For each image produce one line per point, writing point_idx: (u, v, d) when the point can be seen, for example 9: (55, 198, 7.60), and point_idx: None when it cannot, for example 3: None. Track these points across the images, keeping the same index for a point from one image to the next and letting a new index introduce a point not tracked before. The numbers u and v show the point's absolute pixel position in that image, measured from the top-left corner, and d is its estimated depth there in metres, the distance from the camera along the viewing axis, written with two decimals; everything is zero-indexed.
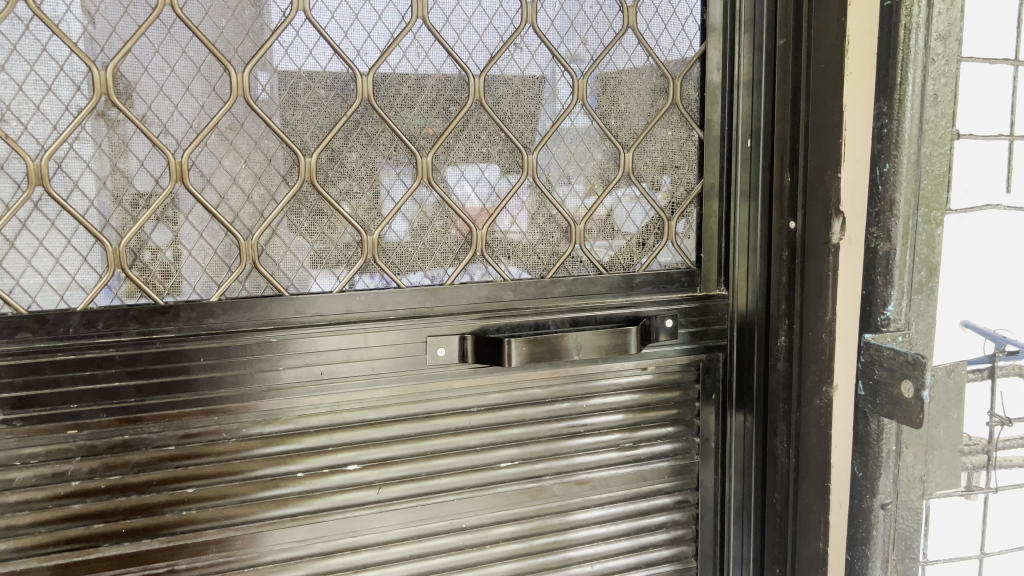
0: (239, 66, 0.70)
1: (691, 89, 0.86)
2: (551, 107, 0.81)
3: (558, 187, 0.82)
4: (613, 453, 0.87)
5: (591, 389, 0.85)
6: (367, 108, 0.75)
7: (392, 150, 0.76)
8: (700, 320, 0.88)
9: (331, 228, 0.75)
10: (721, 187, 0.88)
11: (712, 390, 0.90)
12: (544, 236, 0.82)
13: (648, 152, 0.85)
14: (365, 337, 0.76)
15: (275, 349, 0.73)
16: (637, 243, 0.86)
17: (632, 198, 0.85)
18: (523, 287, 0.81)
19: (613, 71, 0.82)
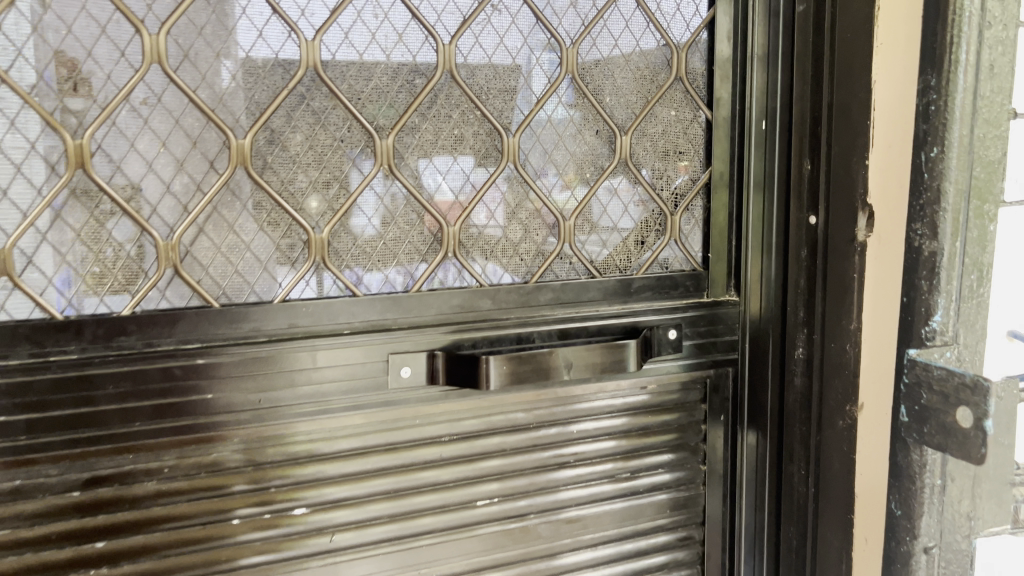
0: (154, 26, 0.57)
1: (698, 63, 0.74)
2: (535, 82, 0.68)
3: (543, 178, 0.70)
4: (608, 486, 0.75)
5: (582, 412, 0.73)
6: (314, 78, 0.62)
7: (345, 130, 0.63)
8: (706, 331, 0.76)
9: (271, 225, 0.62)
10: (732, 176, 0.76)
11: (722, 410, 0.78)
12: (528, 234, 0.70)
13: (648, 135, 0.73)
14: (314, 356, 0.63)
15: (203, 372, 0.60)
16: (635, 241, 0.74)
17: (629, 188, 0.73)
18: (503, 294, 0.69)
19: (608, 40, 0.70)
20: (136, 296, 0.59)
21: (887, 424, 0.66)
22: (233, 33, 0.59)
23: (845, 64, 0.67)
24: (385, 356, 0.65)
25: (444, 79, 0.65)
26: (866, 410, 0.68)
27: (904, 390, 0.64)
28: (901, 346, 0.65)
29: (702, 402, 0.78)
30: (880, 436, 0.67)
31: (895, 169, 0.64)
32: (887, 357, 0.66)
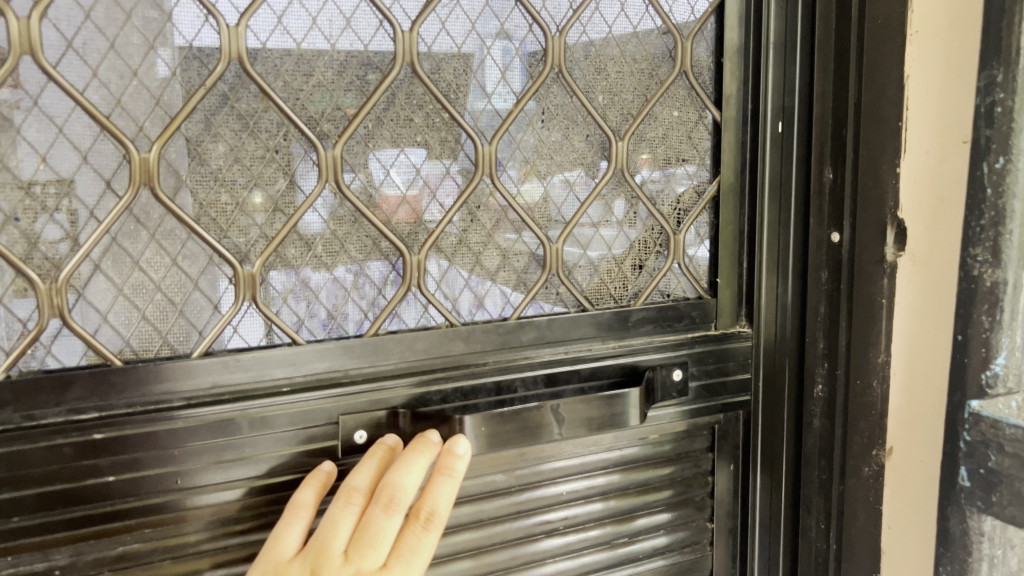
0: (23, 8, 0.42)
1: (704, 54, 0.62)
2: (513, 78, 0.55)
3: (522, 190, 0.57)
4: (601, 555, 0.63)
5: (572, 472, 0.61)
6: (239, 73, 0.48)
7: (280, 137, 0.50)
8: (715, 369, 0.65)
9: (187, 259, 0.49)
10: (742, 187, 0.64)
11: (732, 458, 0.68)
12: (507, 262, 0.57)
13: (647, 141, 0.61)
14: (246, 423, 0.50)
15: (104, 450, 0.47)
16: (631, 265, 0.62)
17: (624, 201, 0.61)
18: (478, 336, 0.56)
19: (599, 27, 0.58)
20: (11, 358, 0.45)
21: (932, 485, 0.56)
22: (132, 16, 0.46)
23: (875, 54, 0.56)
24: (336, 418, 0.53)
25: (404, 73, 0.52)
26: (896, 455, 0.57)
27: (966, 449, 0.53)
28: (953, 393, 0.54)
29: (709, 451, 0.67)
30: (914, 484, 0.57)
31: (946, 182, 0.53)
32: (924, 400, 0.56)
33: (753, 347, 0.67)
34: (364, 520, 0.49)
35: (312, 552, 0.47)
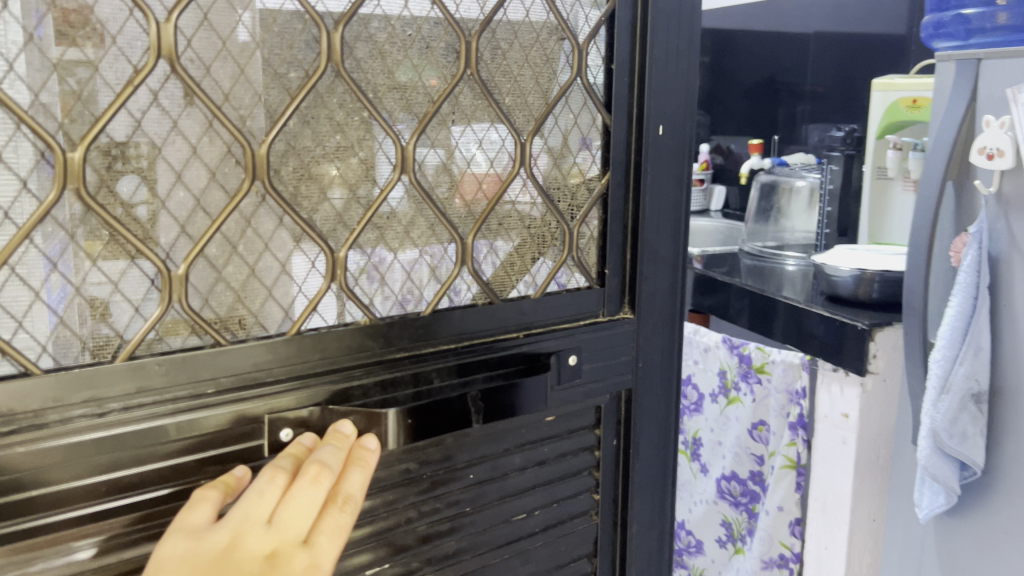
0: None
1: (596, 59, 0.60)
2: (427, 78, 0.52)
3: (438, 189, 0.54)
4: (506, 535, 0.61)
5: (478, 459, 0.58)
6: (169, 70, 0.43)
7: (207, 137, 0.45)
8: (607, 352, 0.63)
9: (107, 260, 0.43)
10: (627, 182, 0.63)
11: (615, 432, 0.66)
12: (422, 257, 0.55)
13: (547, 141, 0.59)
14: (173, 431, 0.45)
15: (25, 486, 0.41)
16: (530, 257, 0.60)
17: (528, 198, 0.59)
18: (393, 327, 0.53)
19: (506, 29, 0.56)
20: None
21: None
22: (55, 5, 0.40)
23: None
24: (260, 418, 0.47)
25: (328, 73, 0.48)
26: None
27: None
28: None
29: (595, 427, 0.65)
30: None
31: None
32: None
33: (637, 332, 0.64)
34: (297, 485, 0.46)
35: (233, 518, 0.44)
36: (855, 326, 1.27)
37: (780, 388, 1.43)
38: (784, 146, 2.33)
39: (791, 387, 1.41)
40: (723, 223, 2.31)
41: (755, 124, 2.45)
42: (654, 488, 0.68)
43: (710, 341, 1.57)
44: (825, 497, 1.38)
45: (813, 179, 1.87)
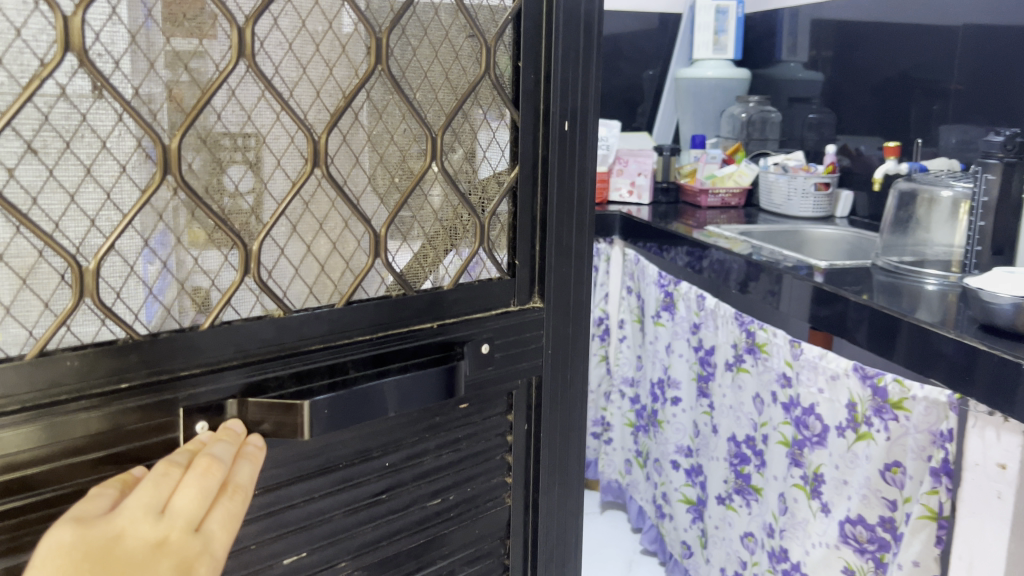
0: None
1: (504, 59, 0.65)
2: (339, 71, 0.55)
3: (350, 180, 0.58)
4: (418, 517, 0.67)
5: (397, 447, 0.64)
6: (78, 68, 0.45)
7: (114, 134, 0.47)
8: (515, 340, 0.69)
9: (16, 251, 0.45)
10: (535, 177, 0.68)
11: (525, 418, 0.72)
12: (336, 249, 0.59)
13: (456, 136, 0.64)
14: (86, 420, 0.47)
15: None
16: (443, 246, 0.65)
17: (439, 191, 0.64)
18: (310, 320, 0.57)
19: (415, 28, 0.59)
20: None
21: None
22: None
23: None
24: (174, 410, 0.50)
25: (239, 67, 0.51)
26: None
27: None
28: None
29: (507, 412, 0.71)
30: None
31: None
32: None
33: (545, 317, 0.70)
34: (188, 481, 0.47)
35: (126, 507, 0.43)
36: (1015, 365, 1.09)
37: (920, 427, 1.26)
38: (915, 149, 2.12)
39: (934, 428, 1.24)
40: (849, 230, 2.11)
41: (883, 124, 2.24)
42: (555, 469, 0.75)
43: (840, 368, 1.42)
44: (972, 555, 1.17)
45: (962, 190, 1.62)
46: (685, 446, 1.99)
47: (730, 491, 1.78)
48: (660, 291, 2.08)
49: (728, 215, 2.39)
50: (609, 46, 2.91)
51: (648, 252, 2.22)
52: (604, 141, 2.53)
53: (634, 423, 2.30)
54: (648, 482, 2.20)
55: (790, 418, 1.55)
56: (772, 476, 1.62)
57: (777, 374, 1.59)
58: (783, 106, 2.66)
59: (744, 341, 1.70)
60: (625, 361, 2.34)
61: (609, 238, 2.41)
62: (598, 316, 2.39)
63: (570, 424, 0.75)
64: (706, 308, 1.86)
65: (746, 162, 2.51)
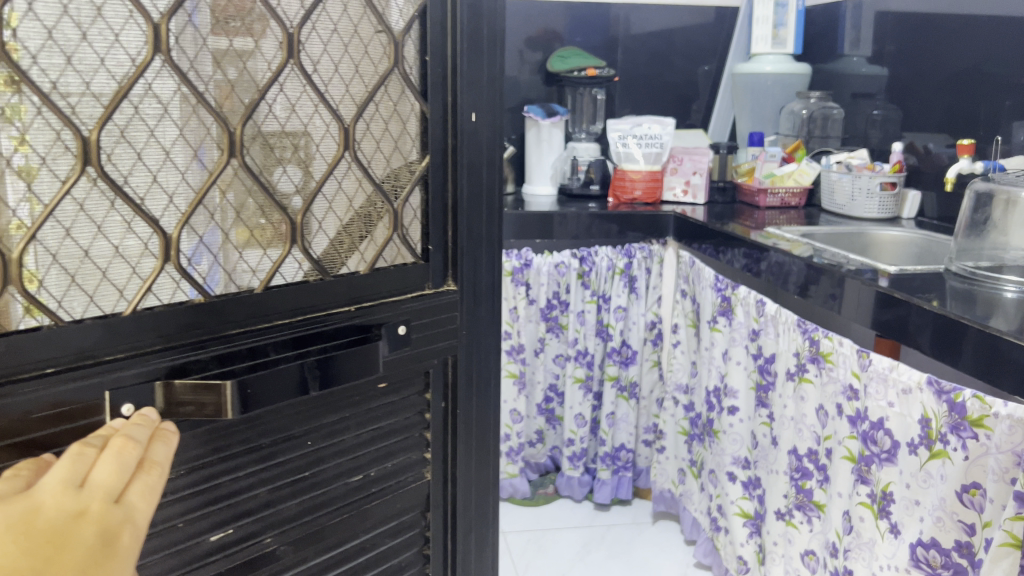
0: None
1: (413, 52, 0.73)
2: (253, 65, 0.63)
3: (267, 173, 0.66)
4: (342, 492, 0.77)
5: (317, 427, 0.74)
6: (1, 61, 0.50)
7: (34, 126, 0.53)
8: (431, 322, 0.79)
9: None
10: (445, 165, 0.78)
11: (442, 398, 0.83)
12: (256, 236, 0.66)
13: (372, 127, 0.72)
14: (9, 407, 0.53)
15: None
16: (359, 235, 0.73)
17: (354, 178, 0.71)
18: (227, 303, 0.64)
19: (326, 23, 0.66)
20: None
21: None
22: None
23: None
24: (102, 393, 0.57)
25: (155, 62, 0.57)
26: None
27: None
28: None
29: (426, 391, 0.82)
30: None
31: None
32: None
33: (457, 300, 0.80)
34: (103, 458, 0.54)
35: (47, 485, 0.50)
36: None
37: (1002, 447, 1.16)
38: (987, 147, 2.00)
39: (1018, 449, 1.15)
40: (919, 232, 2.00)
41: (951, 122, 2.13)
42: (471, 441, 0.86)
43: (912, 381, 1.33)
44: None
45: None
46: (743, 458, 1.92)
47: (791, 505, 1.70)
48: (716, 295, 1.99)
49: (787, 216, 2.30)
50: (663, 41, 2.83)
51: (704, 254, 2.16)
52: (658, 139, 2.42)
53: (687, 431, 2.23)
54: (703, 493, 2.13)
55: (857, 433, 1.47)
56: (835, 493, 1.54)
57: (843, 385, 1.51)
58: (846, 101, 2.55)
59: (807, 350, 1.62)
60: (679, 367, 2.25)
61: (662, 239, 2.34)
62: (651, 320, 2.34)
63: (485, 404, 0.87)
64: (766, 314, 1.77)
65: (807, 160, 2.40)
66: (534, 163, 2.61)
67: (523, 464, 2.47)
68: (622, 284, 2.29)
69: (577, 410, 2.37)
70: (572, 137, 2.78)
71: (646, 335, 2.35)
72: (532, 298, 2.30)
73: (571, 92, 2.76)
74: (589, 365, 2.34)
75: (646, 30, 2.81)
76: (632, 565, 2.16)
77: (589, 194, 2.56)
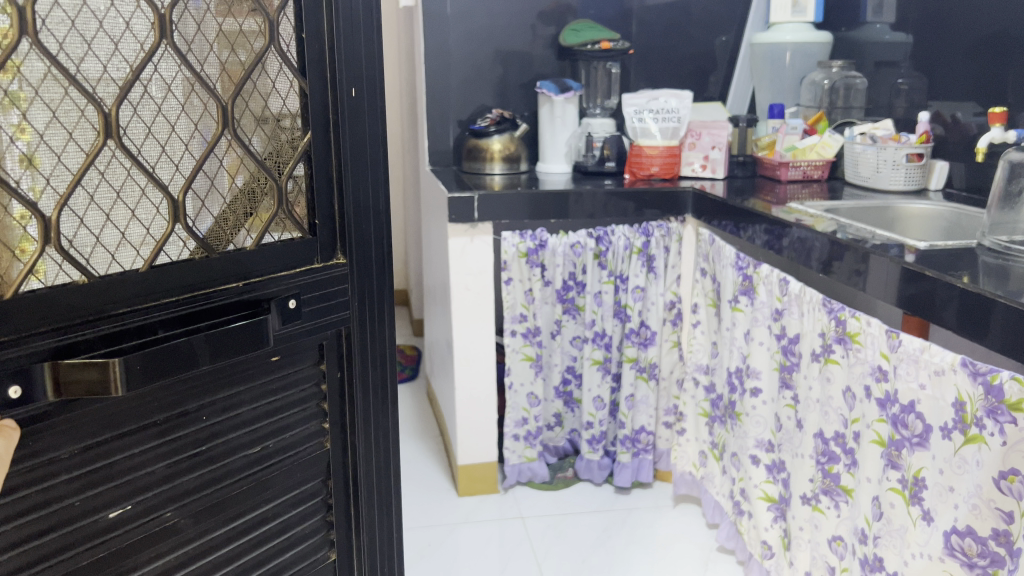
0: None
1: (288, 27, 0.84)
2: (126, 48, 0.72)
3: (145, 150, 0.75)
4: (243, 462, 0.91)
5: (211, 403, 0.86)
6: None
7: None
8: (323, 297, 0.91)
9: None
10: (329, 141, 0.88)
11: (336, 367, 0.96)
12: (136, 215, 0.76)
13: (249, 102, 0.82)
14: None
15: None
16: (244, 212, 0.84)
17: (229, 151, 0.82)
18: (116, 283, 0.74)
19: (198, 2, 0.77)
20: None
21: None
22: None
23: None
24: None
25: (23, 44, 0.65)
26: None
27: None
28: None
29: (321, 362, 0.95)
30: None
31: None
32: None
33: (348, 272, 0.93)
34: None
35: None
36: None
37: None
38: (1017, 114, 1.92)
39: None
40: (947, 205, 1.93)
41: (977, 88, 2.05)
42: (367, 412, 1.00)
43: (946, 363, 1.27)
44: None
45: None
46: (766, 441, 1.87)
47: (817, 491, 1.65)
48: (737, 274, 1.93)
49: (809, 190, 2.23)
50: (678, 12, 2.76)
51: (723, 231, 2.10)
52: (675, 112, 2.38)
53: (708, 413, 2.18)
54: (725, 476, 2.08)
55: (887, 416, 1.42)
56: (863, 478, 1.49)
57: (872, 367, 1.45)
58: (869, 71, 2.47)
59: (834, 331, 1.56)
60: (698, 348, 2.20)
61: (681, 217, 2.29)
62: (670, 300, 2.29)
63: (374, 374, 1.00)
64: (790, 293, 1.71)
65: (830, 132, 2.32)
66: (547, 141, 2.56)
67: (541, 448, 2.44)
68: (640, 264, 2.23)
69: (595, 393, 2.32)
70: (586, 113, 2.72)
71: (665, 315, 2.29)
72: (548, 279, 2.26)
73: (584, 67, 2.70)
74: (607, 348, 2.29)
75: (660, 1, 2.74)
76: (654, 549, 2.12)
77: (605, 172, 2.48)
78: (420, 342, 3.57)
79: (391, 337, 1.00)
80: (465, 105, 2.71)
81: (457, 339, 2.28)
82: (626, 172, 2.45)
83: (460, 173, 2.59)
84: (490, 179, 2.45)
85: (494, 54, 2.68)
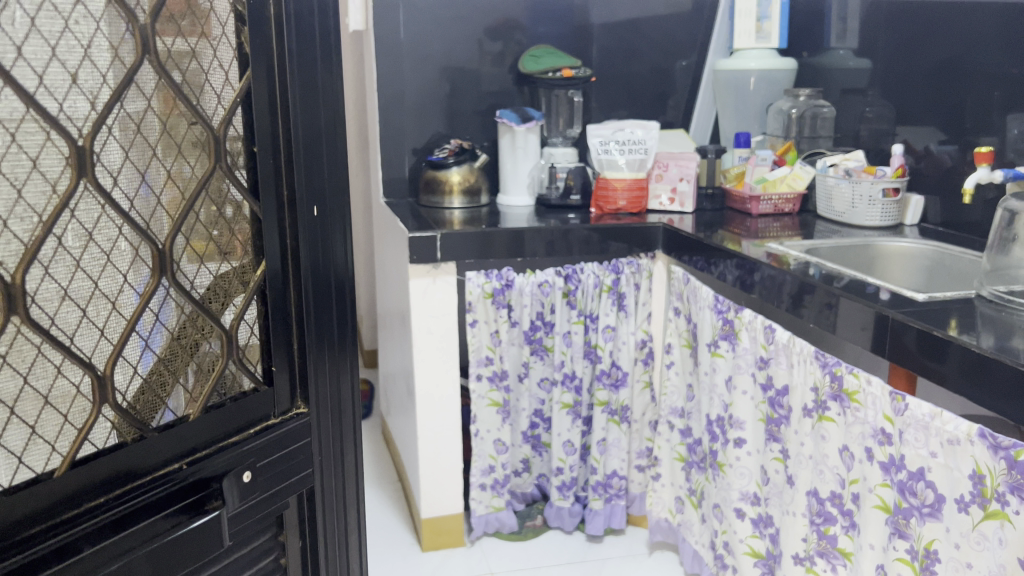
0: None
1: (238, 145, 0.97)
2: (31, 191, 0.79)
3: (60, 318, 0.83)
4: None
5: None
6: None
7: None
8: (270, 464, 1.06)
9: None
10: (285, 265, 1.05)
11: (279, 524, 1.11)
12: (55, 389, 0.85)
13: (175, 251, 0.92)
14: None
15: None
16: (160, 375, 0.94)
17: (152, 325, 0.92)
18: (31, 493, 0.83)
19: (122, 116, 0.85)
20: None
21: None
22: None
23: None
24: None
25: None
26: None
27: None
28: None
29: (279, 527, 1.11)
30: None
31: None
32: None
33: (310, 417, 1.11)
34: None
35: None
36: None
37: None
38: (985, 139, 1.88)
39: None
40: (931, 244, 1.88)
41: (941, 115, 2.01)
42: (338, 532, 1.18)
43: (960, 432, 1.19)
44: None
45: None
46: (751, 494, 1.79)
47: (811, 552, 1.57)
48: (716, 317, 1.85)
49: (781, 224, 2.17)
50: (636, 34, 2.67)
51: (694, 268, 2.01)
52: (642, 143, 2.29)
53: (684, 458, 2.09)
54: (705, 525, 2.01)
55: (892, 481, 1.34)
56: (864, 544, 1.42)
57: (873, 428, 1.37)
58: (836, 98, 2.41)
59: (828, 387, 1.48)
60: (673, 389, 2.12)
61: (652, 252, 2.20)
62: (641, 339, 2.20)
63: (332, 501, 1.16)
64: (777, 342, 1.63)
65: (801, 163, 2.27)
66: (508, 171, 2.45)
67: (509, 496, 2.33)
68: (611, 302, 2.14)
69: (565, 437, 2.22)
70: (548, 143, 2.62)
71: (636, 355, 2.21)
72: (514, 320, 2.15)
73: (545, 94, 2.59)
74: (577, 390, 2.19)
75: (616, 22, 2.65)
76: None
77: (569, 205, 2.38)
78: (373, 376, 3.42)
79: (354, 434, 1.17)
80: (420, 133, 2.59)
81: (421, 386, 2.15)
82: (592, 206, 2.36)
83: (417, 206, 2.47)
84: (450, 213, 2.34)
85: (446, 79, 2.56)
